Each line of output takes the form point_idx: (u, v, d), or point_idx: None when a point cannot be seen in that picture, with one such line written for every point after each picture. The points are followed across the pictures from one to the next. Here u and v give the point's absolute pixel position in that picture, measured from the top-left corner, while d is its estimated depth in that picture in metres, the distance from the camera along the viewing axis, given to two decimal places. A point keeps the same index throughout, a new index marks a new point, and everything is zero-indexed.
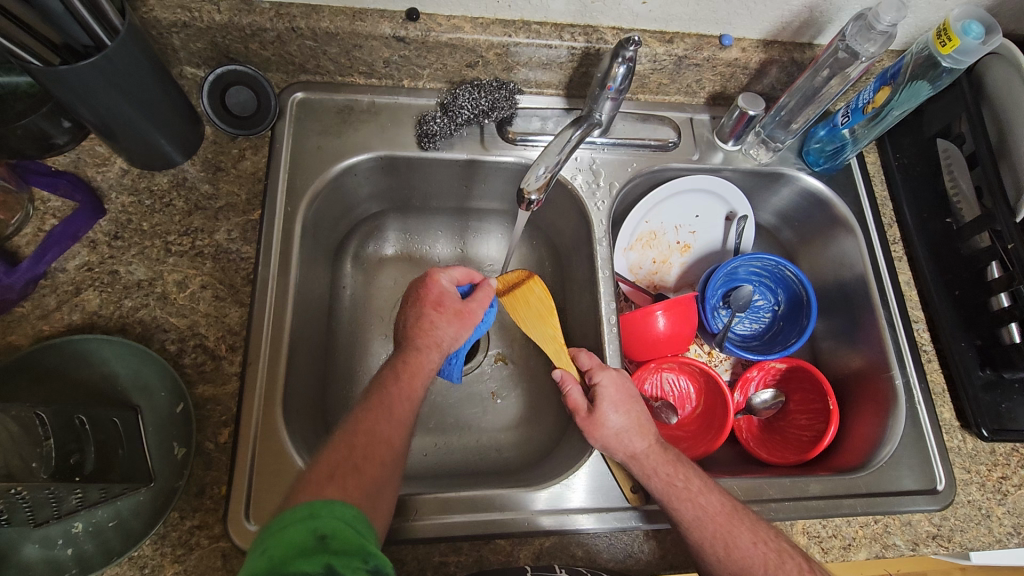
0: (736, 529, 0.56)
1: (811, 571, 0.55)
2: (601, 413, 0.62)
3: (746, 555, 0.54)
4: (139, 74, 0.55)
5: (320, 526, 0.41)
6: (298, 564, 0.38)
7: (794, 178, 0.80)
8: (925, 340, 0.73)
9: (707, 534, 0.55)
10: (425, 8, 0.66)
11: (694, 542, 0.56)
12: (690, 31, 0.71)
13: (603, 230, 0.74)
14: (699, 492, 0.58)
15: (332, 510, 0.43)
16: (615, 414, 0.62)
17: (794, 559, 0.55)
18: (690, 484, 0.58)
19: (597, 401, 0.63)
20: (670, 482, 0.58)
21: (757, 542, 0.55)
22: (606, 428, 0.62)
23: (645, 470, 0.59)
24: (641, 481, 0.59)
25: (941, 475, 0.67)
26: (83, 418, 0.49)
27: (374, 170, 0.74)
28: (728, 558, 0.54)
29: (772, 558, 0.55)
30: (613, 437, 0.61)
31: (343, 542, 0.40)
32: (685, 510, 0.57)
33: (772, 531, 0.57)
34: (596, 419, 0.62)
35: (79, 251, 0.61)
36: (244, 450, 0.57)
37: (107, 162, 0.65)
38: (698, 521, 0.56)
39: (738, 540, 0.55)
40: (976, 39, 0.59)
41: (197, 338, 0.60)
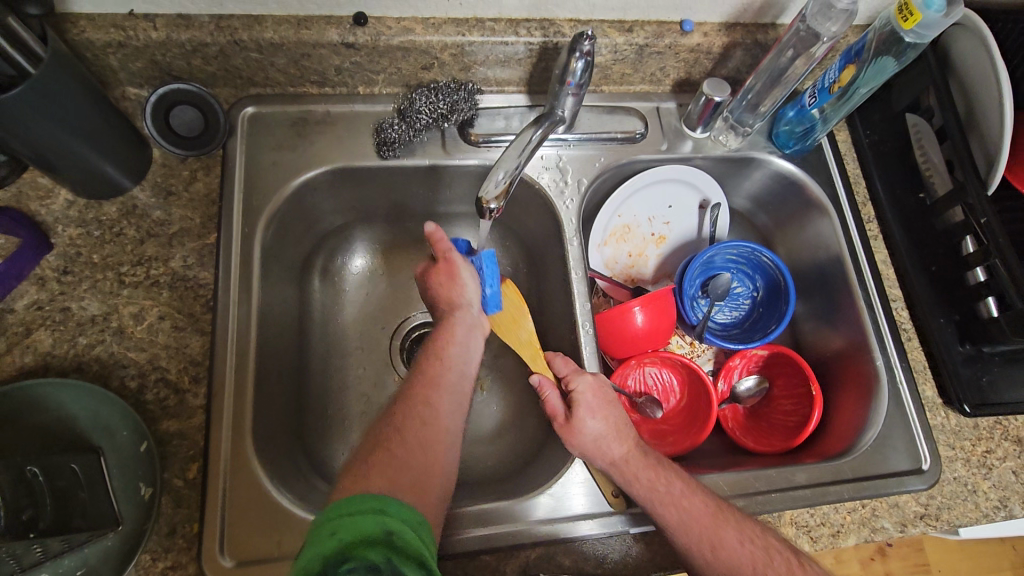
0: (723, 529, 0.55)
1: (800, 563, 0.55)
2: (577, 419, 0.61)
3: (733, 555, 0.54)
4: (72, 103, 0.53)
5: (388, 522, 0.42)
6: (363, 551, 0.40)
7: (766, 162, 0.79)
8: (904, 318, 0.73)
9: (692, 537, 0.55)
10: (372, 11, 0.64)
11: (681, 545, 0.56)
12: (649, 18, 0.69)
13: (574, 229, 0.72)
14: (683, 497, 0.57)
15: (403, 509, 0.44)
16: (590, 420, 0.61)
17: (782, 553, 0.55)
18: (673, 488, 0.58)
19: (573, 407, 0.62)
20: (653, 487, 0.58)
21: (743, 541, 0.55)
22: (582, 434, 0.61)
23: (626, 476, 0.59)
24: (625, 489, 0.59)
25: (926, 454, 0.67)
26: (36, 470, 0.49)
27: (333, 183, 0.71)
28: (716, 559, 0.54)
29: (759, 555, 0.55)
30: (590, 444, 0.61)
31: (406, 540, 0.42)
32: (670, 514, 0.56)
33: (759, 526, 0.57)
34: (573, 426, 0.61)
35: (27, 289, 0.59)
36: (214, 483, 0.56)
37: (50, 195, 0.62)
38: (683, 524, 0.55)
39: (726, 540, 0.55)
40: (937, 12, 0.57)
41: (158, 372, 0.58)
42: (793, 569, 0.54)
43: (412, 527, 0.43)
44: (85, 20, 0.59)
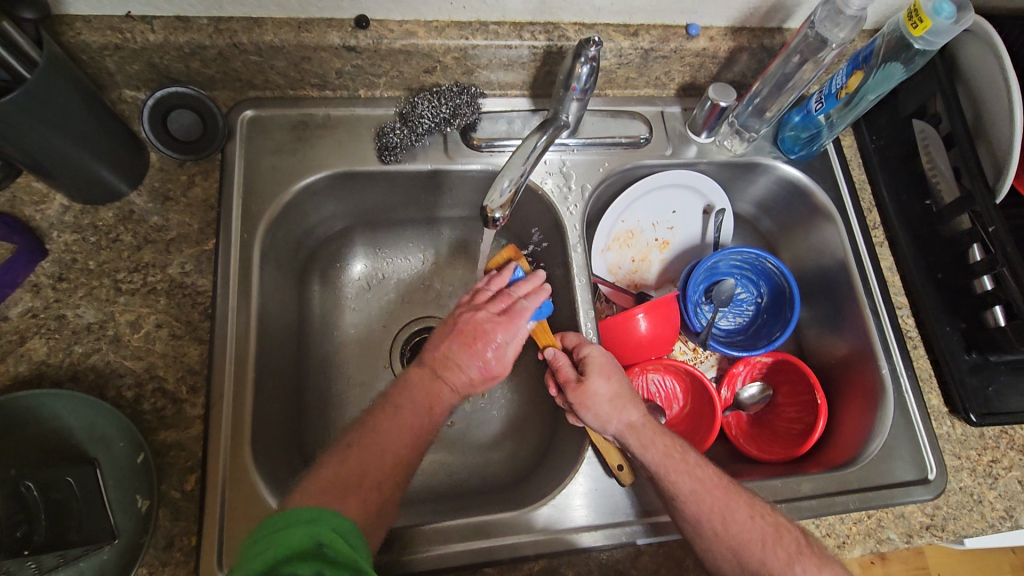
0: (734, 504, 0.55)
1: (808, 543, 0.55)
2: (593, 380, 0.61)
3: (743, 529, 0.54)
4: (67, 106, 0.52)
5: (319, 533, 0.43)
6: (292, 565, 0.41)
7: (771, 167, 0.78)
8: (909, 326, 0.72)
9: (704, 506, 0.55)
10: (374, 15, 0.63)
11: (691, 516, 0.55)
12: (655, 22, 0.68)
13: (578, 235, 0.71)
14: (694, 464, 0.57)
15: (332, 517, 0.45)
16: (603, 382, 0.61)
17: (791, 533, 0.55)
18: (687, 456, 0.58)
19: (588, 368, 0.62)
20: (668, 453, 0.58)
21: (754, 517, 0.55)
22: (596, 395, 0.60)
23: (640, 439, 0.58)
24: (638, 452, 0.58)
25: (932, 464, 0.67)
26: (31, 485, 0.48)
27: (334, 188, 0.70)
28: (726, 531, 0.54)
29: (769, 531, 0.55)
30: (606, 404, 0.60)
31: (339, 551, 0.42)
32: (685, 482, 0.56)
33: (769, 506, 0.57)
34: (586, 389, 0.61)
35: (21, 297, 0.57)
36: (212, 496, 0.55)
37: (45, 199, 0.61)
38: (695, 494, 0.55)
39: (736, 514, 0.55)
40: (948, 19, 0.56)
41: (156, 381, 0.57)
42: (803, 549, 0.54)
43: (344, 537, 0.44)
44: (81, 22, 0.58)
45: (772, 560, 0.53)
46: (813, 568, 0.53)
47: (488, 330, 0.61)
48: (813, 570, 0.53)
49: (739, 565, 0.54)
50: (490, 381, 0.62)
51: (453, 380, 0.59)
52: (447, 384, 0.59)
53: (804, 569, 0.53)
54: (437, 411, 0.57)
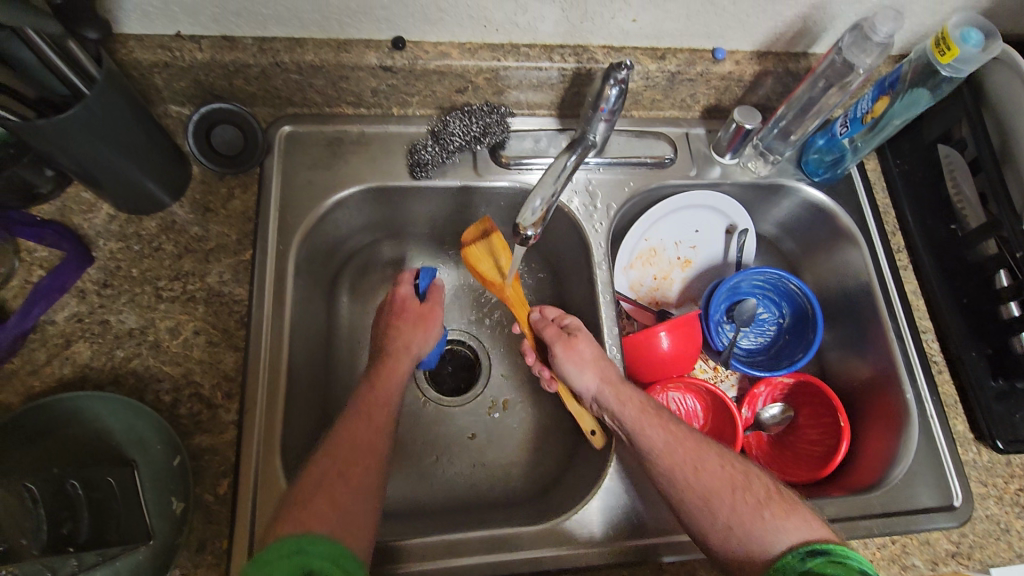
0: (704, 454, 0.58)
1: (778, 492, 0.56)
2: (579, 339, 0.67)
3: (712, 474, 0.57)
4: (121, 121, 0.54)
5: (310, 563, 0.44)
6: None
7: (795, 190, 0.78)
8: (934, 350, 0.72)
9: (678, 456, 0.58)
10: (410, 36, 0.65)
11: (664, 466, 0.58)
12: (682, 46, 0.70)
13: (603, 253, 0.73)
14: (668, 421, 0.61)
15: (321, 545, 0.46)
16: (587, 343, 0.66)
17: (762, 482, 0.57)
18: (661, 414, 0.62)
19: (572, 330, 0.68)
20: (643, 408, 0.62)
21: (724, 465, 0.57)
22: (581, 352, 0.66)
23: (619, 396, 0.63)
24: (617, 408, 0.62)
25: (957, 491, 0.66)
26: (75, 483, 0.50)
27: (366, 202, 0.72)
28: (698, 479, 0.56)
29: (739, 479, 0.56)
30: (588, 363, 0.65)
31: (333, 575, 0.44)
32: (658, 434, 0.60)
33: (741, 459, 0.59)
34: (568, 347, 0.67)
35: (68, 302, 0.60)
36: (244, 501, 0.56)
37: (92, 209, 0.63)
38: (667, 445, 0.59)
39: (705, 462, 0.57)
40: (976, 47, 0.57)
41: (192, 387, 0.59)
42: (772, 496, 0.55)
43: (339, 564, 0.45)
44: (134, 41, 0.61)
45: (742, 508, 0.54)
46: (782, 514, 0.54)
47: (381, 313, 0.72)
48: (782, 514, 0.53)
49: (713, 515, 0.55)
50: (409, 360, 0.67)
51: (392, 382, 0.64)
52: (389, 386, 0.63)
53: (773, 515, 0.53)
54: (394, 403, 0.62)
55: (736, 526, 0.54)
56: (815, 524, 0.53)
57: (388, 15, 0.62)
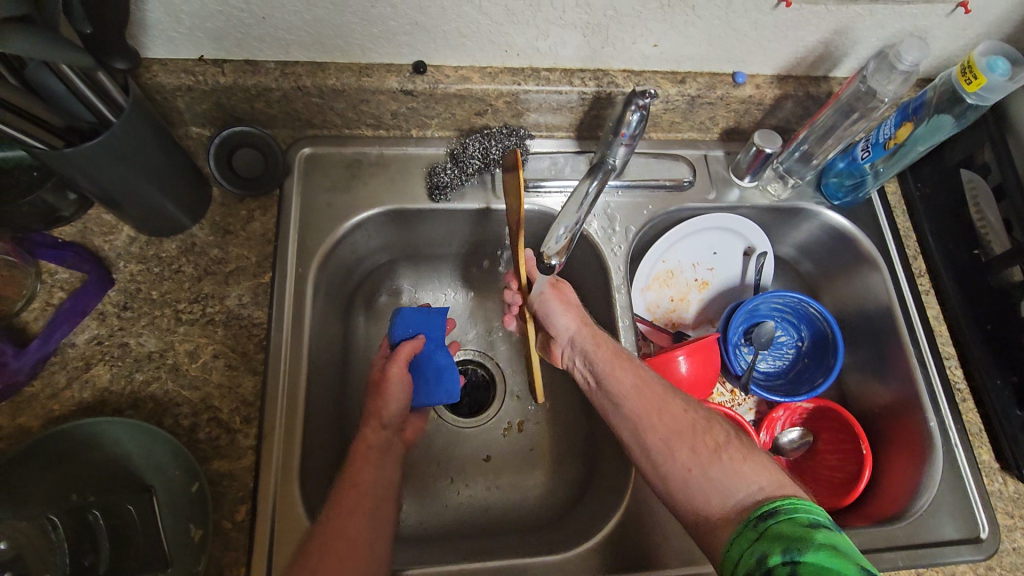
0: (669, 400, 0.58)
1: (739, 437, 0.55)
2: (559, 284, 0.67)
3: (675, 418, 0.56)
4: (144, 147, 0.55)
5: None
6: None
7: (814, 213, 0.78)
8: (958, 377, 0.71)
9: (642, 398, 0.58)
10: (431, 60, 0.65)
11: (630, 408, 0.58)
12: (702, 70, 0.70)
13: (621, 276, 0.72)
14: (637, 367, 0.61)
15: None
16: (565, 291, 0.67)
17: (726, 430, 0.56)
18: (632, 358, 0.62)
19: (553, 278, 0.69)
20: (614, 353, 0.62)
21: (688, 410, 0.57)
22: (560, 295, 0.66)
23: (594, 341, 0.63)
24: (589, 348, 0.63)
25: (983, 523, 0.65)
26: (95, 512, 0.52)
27: (384, 224, 0.72)
28: (661, 420, 0.57)
29: (701, 425, 0.56)
30: (567, 304, 0.66)
31: None
32: (625, 377, 0.60)
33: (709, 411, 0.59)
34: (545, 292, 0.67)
35: (89, 324, 0.60)
36: (262, 528, 0.56)
37: (113, 231, 0.64)
38: (633, 388, 0.59)
39: (671, 408, 0.57)
40: (1003, 76, 0.57)
41: (211, 411, 0.58)
42: (733, 442, 0.54)
43: None
44: (158, 65, 0.61)
45: (701, 450, 0.54)
46: (740, 458, 0.53)
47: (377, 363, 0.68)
48: (741, 459, 0.52)
49: (673, 458, 0.54)
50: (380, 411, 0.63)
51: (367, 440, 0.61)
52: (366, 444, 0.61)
53: (731, 458, 0.52)
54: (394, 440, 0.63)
55: (693, 466, 0.53)
56: (774, 471, 0.52)
57: (410, 40, 0.62)
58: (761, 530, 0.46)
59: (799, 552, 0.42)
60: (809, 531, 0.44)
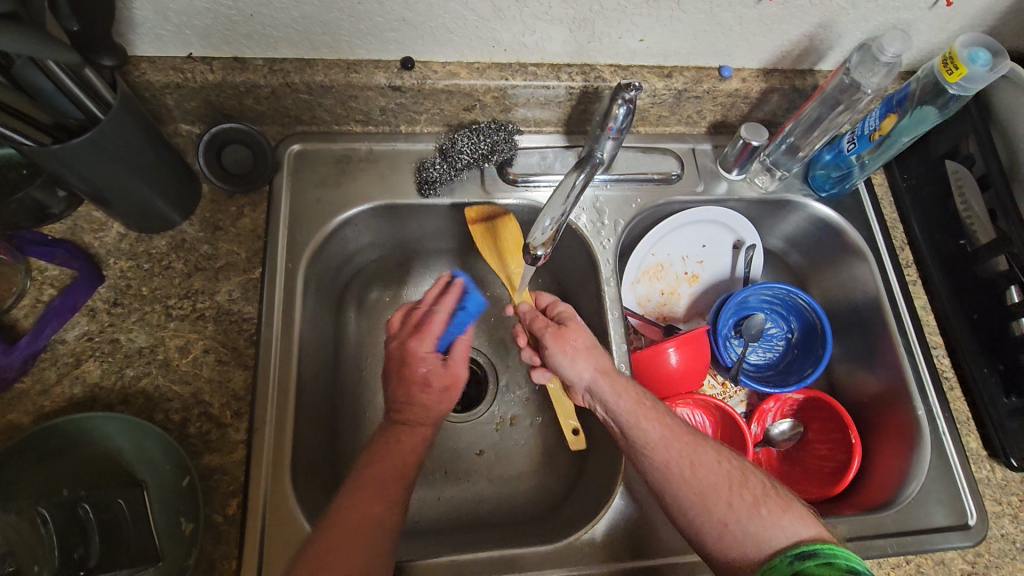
0: (702, 449, 0.57)
1: (775, 488, 0.55)
2: (571, 329, 0.65)
3: (710, 471, 0.56)
4: (134, 144, 0.55)
5: None
6: None
7: (802, 205, 0.78)
8: (945, 366, 0.72)
9: (673, 450, 0.57)
10: (419, 56, 0.66)
11: (660, 460, 0.57)
12: (689, 64, 0.70)
13: (610, 269, 0.73)
14: (663, 415, 0.60)
15: None
16: (581, 333, 0.65)
17: (759, 479, 0.56)
18: (657, 406, 0.60)
19: (563, 321, 0.67)
20: (639, 403, 0.60)
21: (721, 460, 0.57)
22: (573, 343, 0.64)
23: (613, 387, 0.61)
24: (610, 398, 0.61)
25: (972, 510, 0.65)
26: (86, 506, 0.51)
27: (374, 219, 0.73)
28: (693, 475, 0.56)
29: (736, 475, 0.56)
30: (582, 351, 0.64)
31: None
32: (653, 428, 0.58)
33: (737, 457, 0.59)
34: (562, 334, 0.65)
35: (79, 321, 0.60)
36: (253, 521, 0.56)
37: (103, 228, 0.64)
38: (663, 440, 0.58)
39: (704, 458, 0.57)
40: (983, 66, 0.57)
41: (201, 406, 0.59)
42: (769, 493, 0.55)
43: None
44: (147, 63, 0.62)
45: (738, 504, 0.54)
46: (778, 510, 0.53)
47: (410, 351, 0.64)
48: (779, 512, 0.53)
49: (709, 512, 0.54)
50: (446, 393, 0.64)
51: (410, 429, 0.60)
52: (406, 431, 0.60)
53: (769, 512, 0.53)
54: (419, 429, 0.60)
55: (732, 520, 0.53)
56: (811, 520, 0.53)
57: (397, 36, 0.62)
58: (799, 569, 0.48)
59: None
60: None
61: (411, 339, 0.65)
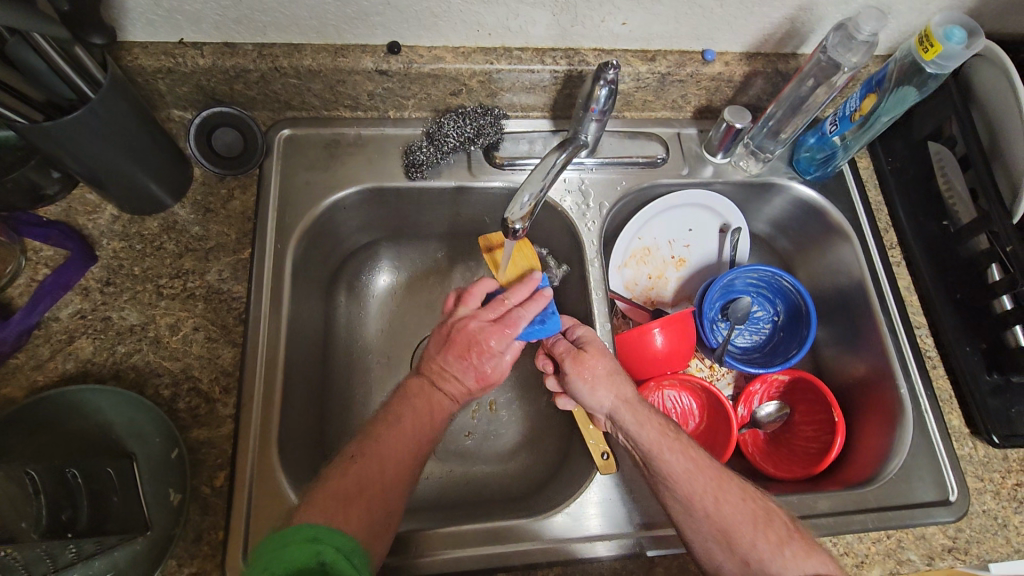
0: (727, 485, 0.56)
1: (798, 529, 0.55)
2: (591, 354, 0.63)
3: (735, 509, 0.55)
4: (125, 123, 0.56)
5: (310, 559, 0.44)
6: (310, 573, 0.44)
7: (786, 188, 0.79)
8: (928, 345, 0.72)
9: (696, 484, 0.56)
10: (405, 41, 0.67)
11: (682, 493, 0.56)
12: (672, 48, 0.71)
13: (595, 250, 0.74)
14: (687, 445, 0.59)
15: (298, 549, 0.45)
16: (602, 359, 0.63)
17: (782, 518, 0.55)
18: (680, 438, 0.59)
19: (583, 344, 0.65)
20: (662, 434, 0.59)
21: (746, 499, 0.56)
22: (593, 369, 0.62)
23: (635, 416, 0.60)
24: (632, 429, 0.59)
25: (953, 485, 0.66)
26: (75, 472, 0.50)
27: (363, 203, 0.74)
28: (717, 511, 0.55)
29: (760, 513, 0.55)
30: (602, 379, 0.62)
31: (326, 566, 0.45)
32: (676, 460, 0.57)
33: (760, 492, 0.58)
34: (584, 363, 0.63)
35: (72, 299, 0.61)
36: (240, 492, 0.57)
37: (97, 210, 0.65)
38: (687, 472, 0.56)
39: (728, 494, 0.55)
40: (959, 44, 0.58)
41: (191, 381, 0.60)
42: (793, 534, 0.54)
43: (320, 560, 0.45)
44: (138, 48, 0.63)
45: (762, 543, 0.53)
46: (802, 553, 0.53)
47: (481, 337, 0.61)
48: (803, 555, 0.53)
49: (730, 549, 0.54)
50: (487, 388, 0.63)
51: (449, 390, 0.61)
52: (444, 393, 0.60)
53: (793, 553, 0.53)
54: (437, 413, 0.59)
55: (754, 560, 0.53)
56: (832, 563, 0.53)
57: (383, 21, 0.64)
58: None
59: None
60: None
61: (494, 328, 0.62)
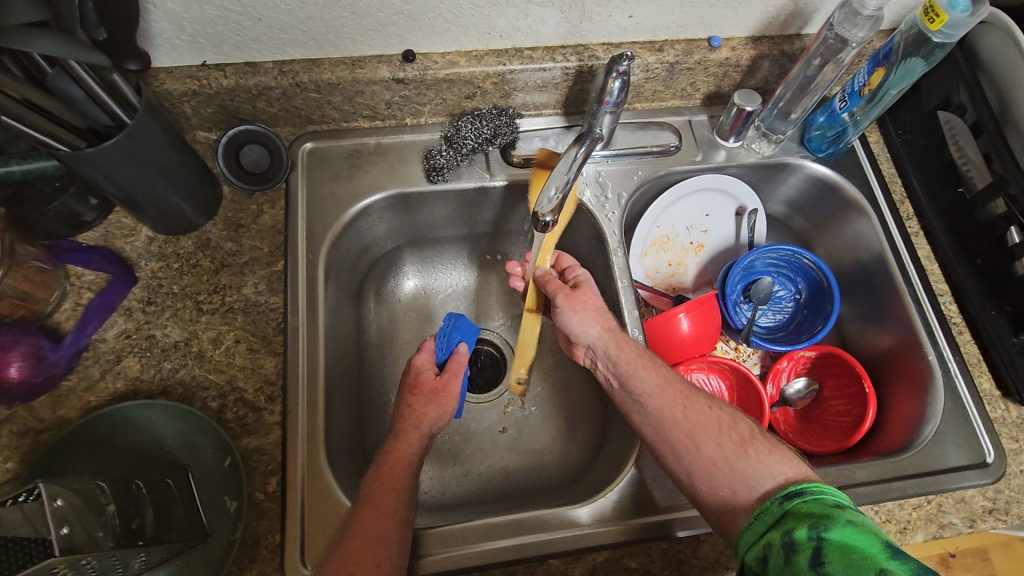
0: (695, 398, 0.60)
1: (764, 433, 0.58)
2: (583, 292, 0.68)
3: (701, 416, 0.58)
4: (159, 146, 0.58)
5: None
6: None
7: (800, 167, 0.80)
8: (952, 312, 0.73)
9: (666, 397, 0.60)
10: (419, 49, 0.69)
11: (654, 406, 0.60)
12: (679, 36, 0.73)
13: (617, 240, 0.75)
14: (660, 367, 0.63)
15: None
16: (594, 296, 0.68)
17: (749, 426, 0.58)
18: (654, 360, 0.63)
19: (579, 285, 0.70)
20: (638, 356, 0.63)
21: (712, 408, 0.59)
22: (585, 304, 0.67)
23: (617, 344, 0.64)
24: (612, 354, 0.64)
25: (988, 448, 0.67)
26: (140, 483, 0.52)
27: (387, 209, 0.76)
28: (685, 418, 0.59)
29: (726, 421, 0.58)
30: (591, 312, 0.66)
31: None
32: (649, 378, 0.62)
33: (733, 408, 0.61)
34: (575, 298, 0.67)
35: (117, 320, 0.63)
36: (293, 497, 0.59)
37: (133, 232, 0.67)
38: (658, 387, 0.61)
39: (696, 404, 0.59)
40: (963, 12, 0.59)
41: (236, 392, 0.62)
42: (756, 436, 0.57)
43: None
44: (164, 73, 0.65)
45: (725, 444, 0.56)
46: (764, 451, 0.55)
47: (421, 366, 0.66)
48: (765, 453, 0.54)
49: (697, 452, 0.56)
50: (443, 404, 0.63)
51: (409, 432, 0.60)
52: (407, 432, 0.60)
53: (756, 451, 0.55)
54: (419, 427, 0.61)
55: (718, 459, 0.55)
56: (799, 462, 0.54)
57: (398, 30, 0.65)
58: (787, 508, 0.48)
59: (824, 529, 0.44)
60: (834, 510, 0.46)
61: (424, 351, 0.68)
